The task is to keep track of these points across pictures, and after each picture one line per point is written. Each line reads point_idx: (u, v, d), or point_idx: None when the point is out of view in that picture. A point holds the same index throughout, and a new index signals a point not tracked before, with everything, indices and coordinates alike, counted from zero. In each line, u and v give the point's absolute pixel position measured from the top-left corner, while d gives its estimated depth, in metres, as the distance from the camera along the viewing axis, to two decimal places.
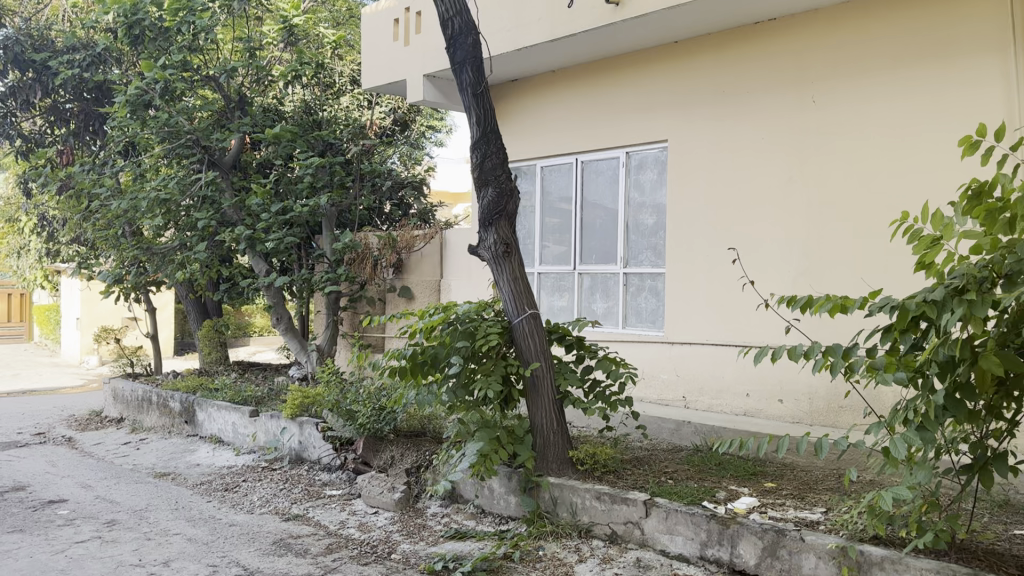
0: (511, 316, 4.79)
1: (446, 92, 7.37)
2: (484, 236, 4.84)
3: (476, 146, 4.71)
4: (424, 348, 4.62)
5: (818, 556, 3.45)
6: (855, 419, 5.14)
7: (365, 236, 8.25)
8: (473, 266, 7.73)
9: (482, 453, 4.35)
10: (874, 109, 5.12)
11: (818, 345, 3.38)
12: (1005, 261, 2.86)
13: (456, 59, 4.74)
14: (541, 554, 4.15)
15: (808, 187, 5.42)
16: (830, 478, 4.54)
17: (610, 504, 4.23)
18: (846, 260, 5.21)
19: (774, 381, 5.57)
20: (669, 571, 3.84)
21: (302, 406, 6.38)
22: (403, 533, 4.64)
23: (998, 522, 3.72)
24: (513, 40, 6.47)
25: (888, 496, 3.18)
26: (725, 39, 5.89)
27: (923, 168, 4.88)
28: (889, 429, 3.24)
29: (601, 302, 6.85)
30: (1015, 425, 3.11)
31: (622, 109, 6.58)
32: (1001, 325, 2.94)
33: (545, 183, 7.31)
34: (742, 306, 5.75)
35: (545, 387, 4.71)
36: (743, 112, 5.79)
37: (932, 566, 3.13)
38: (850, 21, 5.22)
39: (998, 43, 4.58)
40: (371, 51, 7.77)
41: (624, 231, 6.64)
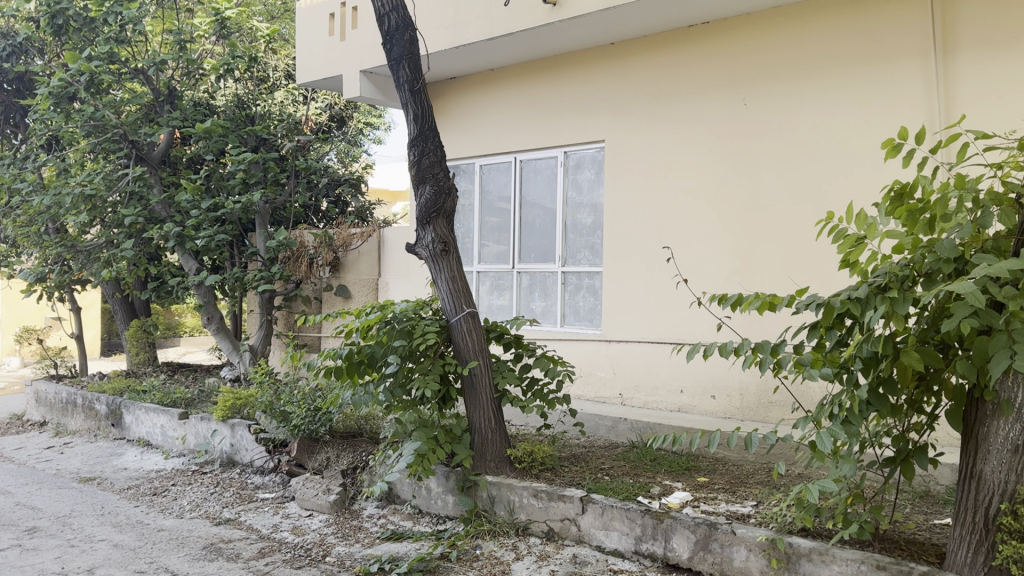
0: (450, 315, 4.77)
1: (382, 88, 7.30)
2: (421, 235, 4.81)
3: (414, 143, 4.66)
4: (360, 347, 4.56)
5: (748, 548, 3.52)
6: (784, 414, 5.28)
7: (300, 233, 8.21)
8: (411, 265, 7.68)
9: (419, 453, 4.30)
10: (802, 113, 5.25)
11: (747, 342, 3.45)
12: (925, 260, 2.97)
13: (391, 55, 4.69)
14: (478, 553, 4.13)
15: (739, 188, 5.53)
16: (761, 472, 4.64)
17: (548, 501, 4.25)
18: (775, 259, 5.33)
19: (707, 378, 5.66)
20: (606, 566, 3.87)
21: (234, 408, 6.23)
22: (338, 535, 4.57)
23: (919, 512, 3.85)
24: (451, 37, 6.43)
25: (815, 489, 3.26)
26: (660, 41, 5.96)
27: (850, 170, 5.02)
28: (815, 423, 3.33)
29: (540, 300, 6.89)
30: (935, 418, 3.22)
31: (560, 109, 6.61)
32: (921, 322, 3.05)
33: (483, 182, 7.29)
34: (678, 304, 5.83)
35: (483, 385, 4.70)
36: (678, 113, 5.86)
37: (857, 556, 3.22)
38: (780, 25, 5.35)
39: (920, 49, 4.75)
40: (305, 46, 7.64)
41: (562, 231, 6.68)
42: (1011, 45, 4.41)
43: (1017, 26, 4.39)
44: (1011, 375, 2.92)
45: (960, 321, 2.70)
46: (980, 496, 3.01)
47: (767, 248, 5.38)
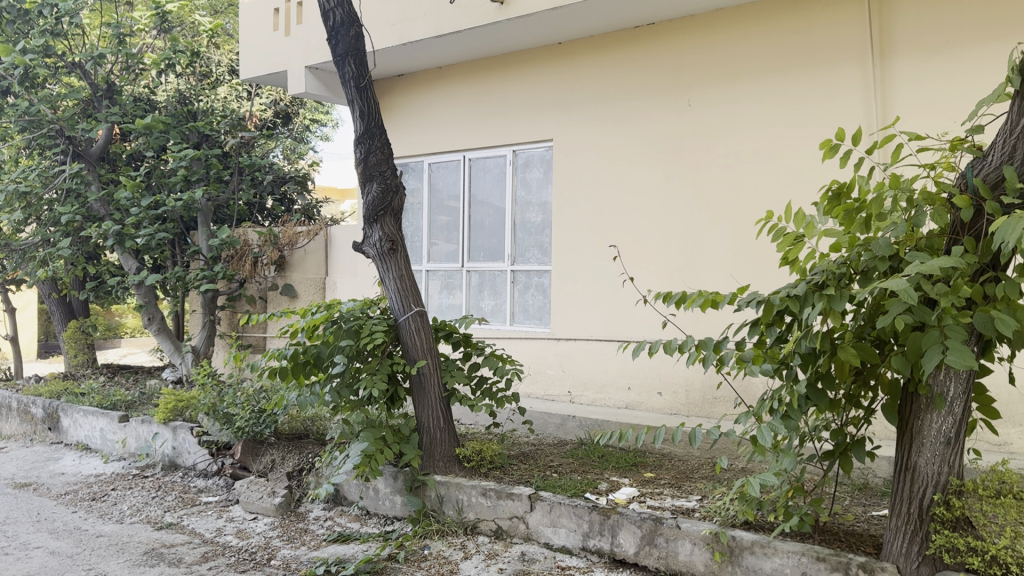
0: (397, 314, 4.74)
1: (328, 85, 7.22)
2: (369, 233, 4.76)
3: (360, 141, 4.61)
4: (306, 347, 4.51)
5: (693, 543, 3.57)
6: (727, 410, 5.36)
7: (244, 232, 8.09)
8: (358, 263, 7.61)
9: (367, 454, 4.25)
10: (744, 113, 5.34)
11: (691, 339, 3.49)
12: (861, 258, 3.04)
13: (337, 51, 4.63)
14: (426, 553, 4.09)
15: (683, 187, 5.60)
16: (705, 467, 4.71)
17: (496, 499, 4.24)
18: (718, 257, 5.41)
19: (653, 374, 5.72)
20: (553, 563, 3.88)
21: (175, 410, 6.09)
22: (283, 539, 4.50)
23: (858, 504, 3.95)
24: (398, 34, 6.38)
25: (756, 483, 3.32)
26: (607, 41, 6.00)
27: (790, 171, 5.12)
28: (756, 418, 3.38)
29: (489, 299, 6.89)
30: (872, 413, 3.30)
31: (508, 108, 6.60)
32: (858, 318, 3.12)
33: (432, 180, 7.25)
34: (624, 302, 5.89)
35: (432, 385, 4.67)
36: (624, 113, 5.91)
37: (798, 549, 3.28)
38: (723, 27, 5.42)
39: (857, 52, 4.87)
40: (249, 41, 7.52)
41: (511, 229, 6.68)
42: (946, 48, 4.56)
43: (951, 30, 4.54)
44: (944, 369, 3.00)
45: (895, 317, 2.77)
46: (915, 488, 3.10)
47: (710, 247, 5.45)
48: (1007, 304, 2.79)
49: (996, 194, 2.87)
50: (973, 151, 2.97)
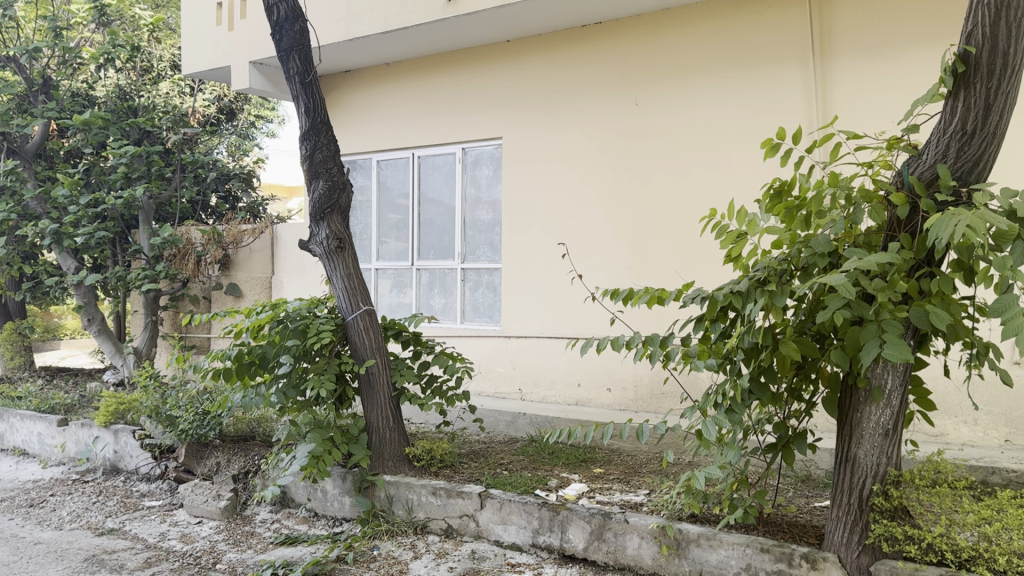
0: (346, 313, 4.69)
1: (273, 80, 7.11)
2: (315, 231, 4.70)
3: (305, 138, 4.54)
4: (251, 348, 4.43)
5: (641, 536, 3.60)
6: (674, 404, 5.43)
7: (187, 230, 7.93)
8: (305, 262, 7.52)
9: (314, 455, 4.19)
10: (690, 112, 5.40)
11: (638, 335, 3.52)
12: (801, 254, 3.11)
13: (280, 46, 4.55)
14: (375, 554, 4.05)
15: (630, 185, 5.64)
16: (653, 462, 4.77)
17: (446, 498, 4.23)
18: (665, 254, 5.47)
19: (602, 371, 5.77)
20: (503, 561, 3.87)
21: (116, 413, 5.95)
22: (229, 542, 4.42)
23: (801, 496, 4.03)
24: (345, 29, 6.31)
25: (702, 477, 3.36)
26: (556, 40, 6.01)
27: (734, 169, 5.20)
28: (701, 412, 3.44)
29: (439, 297, 6.86)
30: (813, 405, 3.37)
31: (456, 105, 6.58)
32: (799, 313, 3.19)
33: (380, 177, 7.19)
34: (573, 299, 5.91)
35: (381, 384, 4.65)
36: (572, 112, 5.94)
37: (742, 540, 3.34)
38: (668, 27, 5.48)
39: (798, 53, 4.96)
40: (191, 35, 7.36)
41: (461, 227, 6.66)
42: (884, 50, 4.68)
43: (888, 33, 4.67)
44: (881, 362, 3.08)
45: (834, 312, 2.82)
46: (855, 478, 3.17)
47: (656, 245, 5.51)
48: (941, 299, 2.88)
49: (930, 192, 2.95)
50: (909, 149, 3.05)
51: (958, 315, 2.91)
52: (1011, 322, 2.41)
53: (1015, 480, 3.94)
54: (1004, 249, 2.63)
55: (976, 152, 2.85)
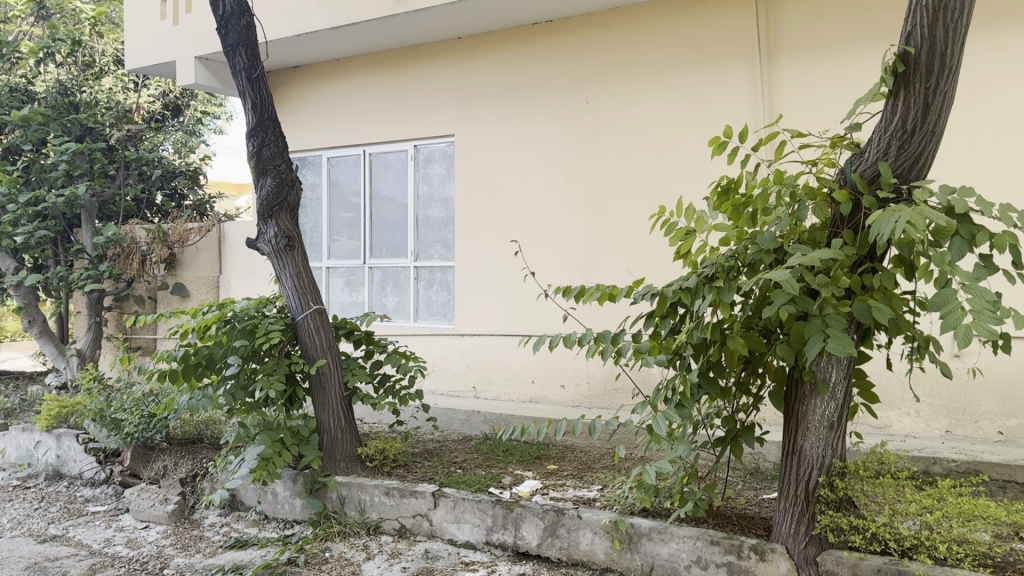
0: (295, 312, 4.63)
1: (219, 76, 6.98)
2: (263, 229, 4.63)
3: (252, 134, 4.46)
4: (197, 349, 4.35)
5: (594, 532, 3.62)
6: (626, 400, 5.48)
7: (131, 229, 7.76)
8: (255, 260, 7.41)
9: (263, 457, 4.12)
10: (641, 110, 5.43)
11: (589, 332, 3.53)
12: (748, 251, 3.15)
13: (226, 41, 4.47)
14: (327, 555, 4.00)
15: (583, 182, 5.67)
16: (605, 457, 4.81)
17: (399, 498, 4.20)
18: (617, 251, 5.51)
19: (555, 368, 5.79)
20: (457, 559, 3.86)
21: (59, 417, 5.82)
22: (177, 547, 4.33)
23: (750, 488, 4.10)
24: (293, 25, 6.22)
25: (653, 471, 3.40)
26: (507, 37, 6.01)
27: (683, 167, 5.25)
28: (652, 407, 3.47)
29: (392, 296, 6.80)
30: (760, 399, 3.42)
31: (408, 102, 6.53)
32: (746, 309, 3.23)
33: (331, 175, 7.11)
34: (526, 296, 5.92)
35: (331, 384, 4.60)
36: (524, 109, 5.94)
37: (692, 533, 3.38)
38: (619, 25, 5.51)
39: (745, 52, 5.03)
40: (134, 29, 7.19)
41: (413, 225, 6.62)
42: (827, 50, 4.78)
43: (832, 33, 4.76)
44: (826, 356, 3.14)
45: (780, 308, 2.86)
46: (802, 470, 3.23)
47: (609, 243, 5.54)
48: (883, 293, 2.94)
49: (872, 188, 3.02)
50: (851, 147, 3.11)
51: (899, 310, 2.98)
52: (950, 315, 2.47)
53: (955, 469, 4.06)
54: (942, 245, 2.70)
55: (916, 150, 2.91)
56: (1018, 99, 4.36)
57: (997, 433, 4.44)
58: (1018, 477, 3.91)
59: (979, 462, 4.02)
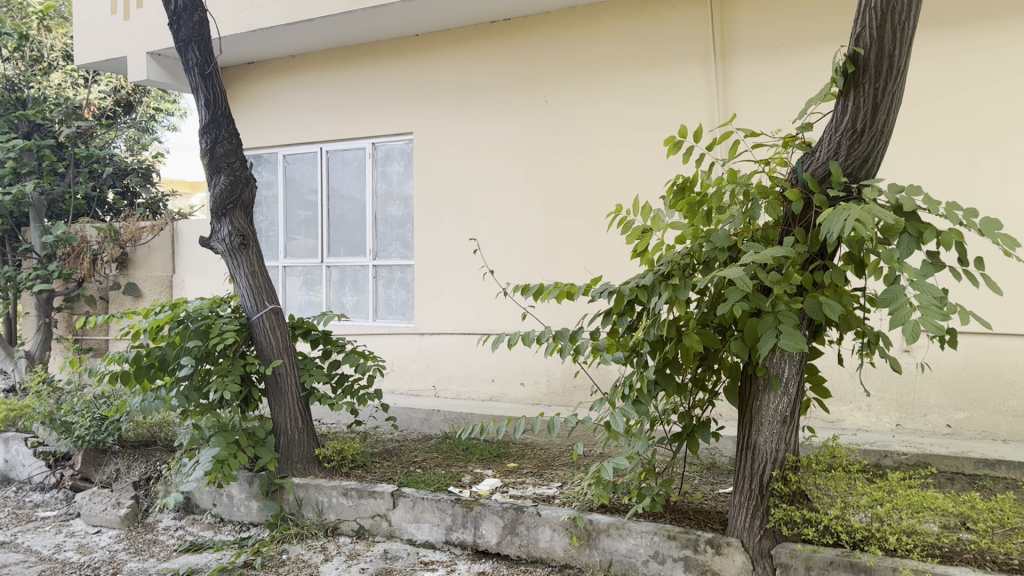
0: (251, 312, 4.57)
1: (171, 71, 6.86)
2: (216, 227, 4.56)
3: (206, 131, 4.39)
4: (150, 350, 4.31)
5: (553, 529, 3.64)
6: (585, 397, 5.52)
7: (80, 228, 7.47)
8: (209, 259, 7.32)
9: (218, 459, 4.06)
10: (599, 108, 5.46)
11: (548, 330, 3.54)
12: (703, 249, 3.18)
13: (179, 37, 4.39)
14: (284, 558, 3.95)
15: (542, 180, 5.68)
16: (564, 455, 4.85)
17: (357, 499, 4.16)
18: (575, 249, 5.53)
19: (515, 366, 5.80)
20: (416, 559, 3.85)
21: (7, 421, 5.69)
22: (129, 551, 4.25)
23: (706, 483, 4.15)
24: (247, 20, 6.14)
25: (610, 467, 3.42)
26: (465, 35, 6.00)
27: (640, 166, 5.29)
28: (610, 404, 3.49)
29: (350, 295, 6.75)
30: (716, 395, 3.47)
31: (365, 100, 6.49)
32: (702, 306, 3.27)
33: (287, 172, 7.03)
34: (485, 295, 5.93)
35: (288, 384, 4.54)
36: (483, 107, 5.93)
37: (649, 528, 3.42)
38: (577, 24, 5.53)
39: (701, 52, 5.09)
40: (82, 22, 7.03)
41: (372, 224, 6.57)
42: (780, 51, 4.85)
43: (785, 35, 4.84)
44: (778, 352, 3.19)
45: (734, 305, 2.89)
46: (756, 465, 3.28)
47: (568, 241, 5.56)
48: (834, 291, 3.00)
49: (823, 187, 3.07)
50: (803, 147, 3.16)
51: (849, 306, 3.04)
52: (898, 311, 2.53)
53: (905, 462, 4.15)
54: (891, 242, 2.75)
55: (865, 150, 2.97)
56: (965, 100, 4.47)
57: (945, 426, 4.55)
58: (965, 468, 4.02)
59: (928, 455, 4.11)
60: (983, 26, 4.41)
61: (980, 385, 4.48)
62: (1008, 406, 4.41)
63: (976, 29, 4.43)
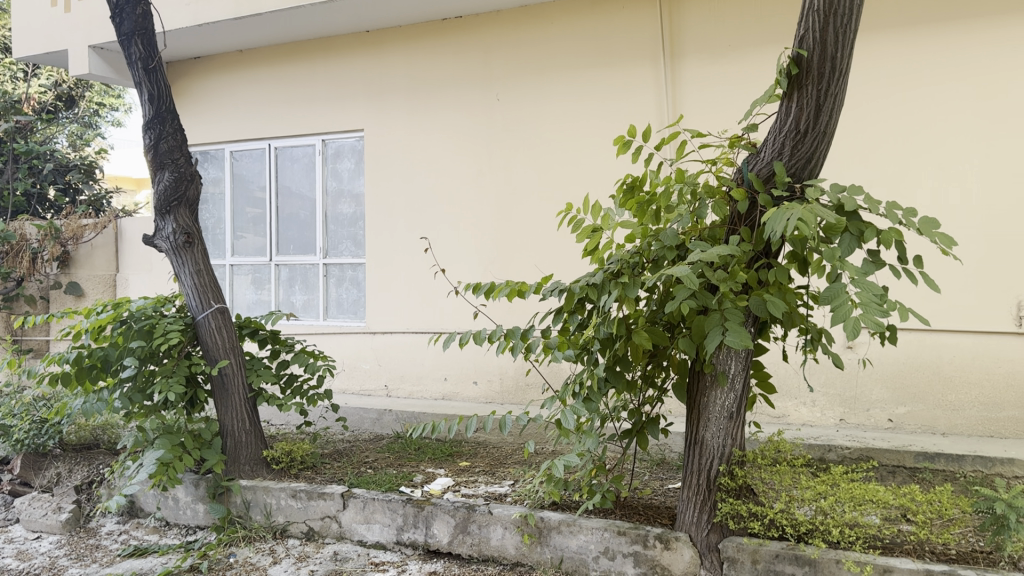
0: (196, 312, 4.49)
1: (114, 66, 6.70)
2: (161, 225, 4.47)
3: (149, 126, 4.31)
4: (91, 350, 4.19)
5: (504, 527, 3.64)
6: (536, 395, 5.55)
7: (20, 225, 7.35)
8: (154, 257, 7.18)
9: (163, 462, 3.96)
10: (551, 107, 5.48)
11: (500, 328, 3.54)
12: (652, 247, 3.21)
13: (121, 30, 4.29)
14: (231, 561, 3.89)
15: (494, 178, 5.68)
16: (516, 453, 4.87)
17: (306, 501, 4.12)
18: (527, 247, 5.55)
19: (468, 364, 5.80)
20: (366, 560, 3.83)
21: None
22: (71, 557, 4.14)
23: (656, 479, 4.20)
24: (193, 14, 6.03)
25: (561, 465, 3.43)
26: (416, 32, 5.97)
27: (591, 164, 5.33)
28: (561, 401, 3.50)
29: (300, 294, 6.67)
30: (665, 392, 3.50)
31: (316, 96, 6.41)
32: (651, 304, 3.31)
33: (235, 169, 6.92)
34: (436, 293, 5.91)
35: (235, 385, 4.48)
36: (435, 105, 5.91)
37: (600, 525, 3.44)
38: (528, 22, 5.54)
39: (651, 52, 5.14)
40: (20, 14, 6.82)
41: (322, 222, 6.51)
42: (728, 52, 4.93)
43: (733, 36, 4.91)
44: (725, 349, 3.24)
45: (681, 303, 2.92)
46: (703, 460, 3.32)
47: (520, 240, 5.57)
48: (779, 288, 3.05)
49: (768, 187, 3.12)
50: (749, 147, 3.21)
51: (793, 304, 3.09)
52: (840, 308, 2.58)
53: (848, 456, 4.24)
54: (833, 241, 2.81)
55: (808, 151, 3.03)
56: (905, 102, 4.59)
57: (887, 421, 4.67)
58: (906, 462, 4.12)
59: (870, 449, 4.21)
60: (921, 30, 4.53)
61: (920, 380, 4.61)
62: (947, 400, 4.54)
63: (915, 32, 4.54)
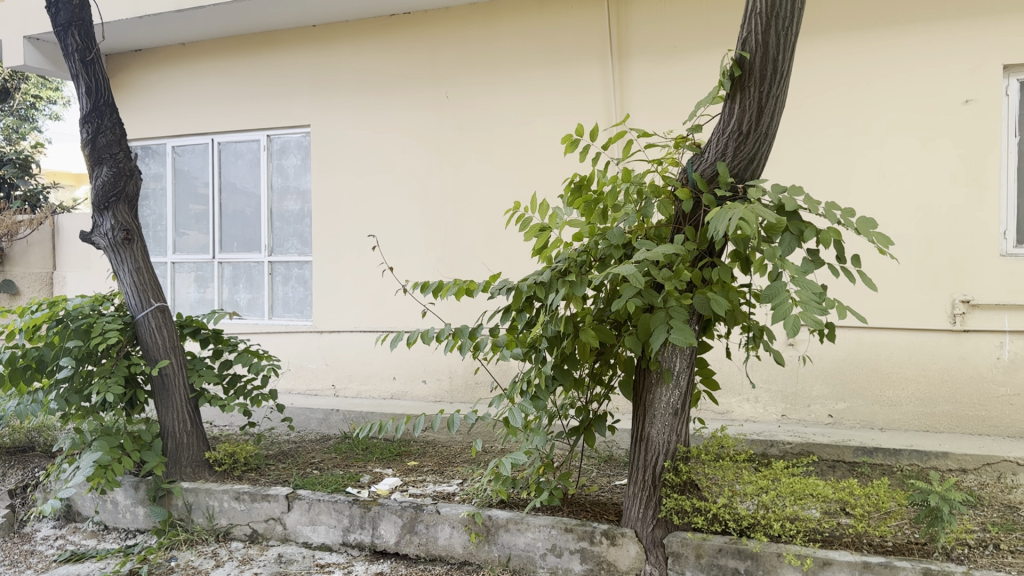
0: (135, 310, 4.39)
1: (51, 57, 6.51)
2: (98, 222, 4.36)
3: (87, 120, 4.20)
4: (26, 351, 4.07)
5: (452, 526, 3.64)
6: (485, 393, 5.55)
7: None
8: (92, 255, 7.01)
9: (101, 464, 3.85)
10: (499, 105, 5.49)
11: (447, 327, 3.52)
12: (599, 246, 3.23)
13: (56, 21, 4.17)
14: (173, 565, 3.82)
15: (443, 176, 5.66)
16: (464, 452, 4.86)
17: (250, 502, 4.05)
18: (476, 245, 5.55)
19: (416, 363, 5.77)
20: (311, 562, 3.79)
21: None
22: (4, 563, 4.02)
23: (603, 475, 4.24)
24: (134, 6, 5.88)
25: (507, 463, 3.43)
26: (365, 28, 5.92)
27: (540, 163, 5.35)
28: (508, 400, 3.50)
29: (245, 292, 6.56)
30: (612, 389, 3.53)
31: (262, 91, 6.31)
32: (598, 302, 3.33)
33: (178, 165, 6.78)
34: (385, 291, 5.87)
35: (176, 385, 4.38)
36: (383, 102, 5.86)
37: (547, 522, 3.45)
38: (477, 19, 5.54)
39: (599, 52, 5.19)
40: None
41: (268, 219, 6.41)
42: (674, 53, 4.99)
43: (679, 37, 4.97)
44: (670, 346, 3.28)
45: (627, 300, 2.94)
46: (649, 456, 3.36)
47: (469, 238, 5.57)
48: (721, 287, 3.10)
49: (711, 187, 3.17)
50: (693, 147, 3.25)
51: (735, 301, 3.14)
52: (780, 306, 2.63)
53: (790, 451, 4.33)
54: (774, 240, 2.87)
55: (750, 151, 3.09)
56: (844, 105, 4.70)
57: (828, 416, 4.78)
58: (845, 457, 4.22)
59: (811, 444, 4.30)
60: (860, 34, 4.65)
61: (859, 376, 4.73)
62: (884, 396, 4.67)
63: (855, 36, 4.66)
